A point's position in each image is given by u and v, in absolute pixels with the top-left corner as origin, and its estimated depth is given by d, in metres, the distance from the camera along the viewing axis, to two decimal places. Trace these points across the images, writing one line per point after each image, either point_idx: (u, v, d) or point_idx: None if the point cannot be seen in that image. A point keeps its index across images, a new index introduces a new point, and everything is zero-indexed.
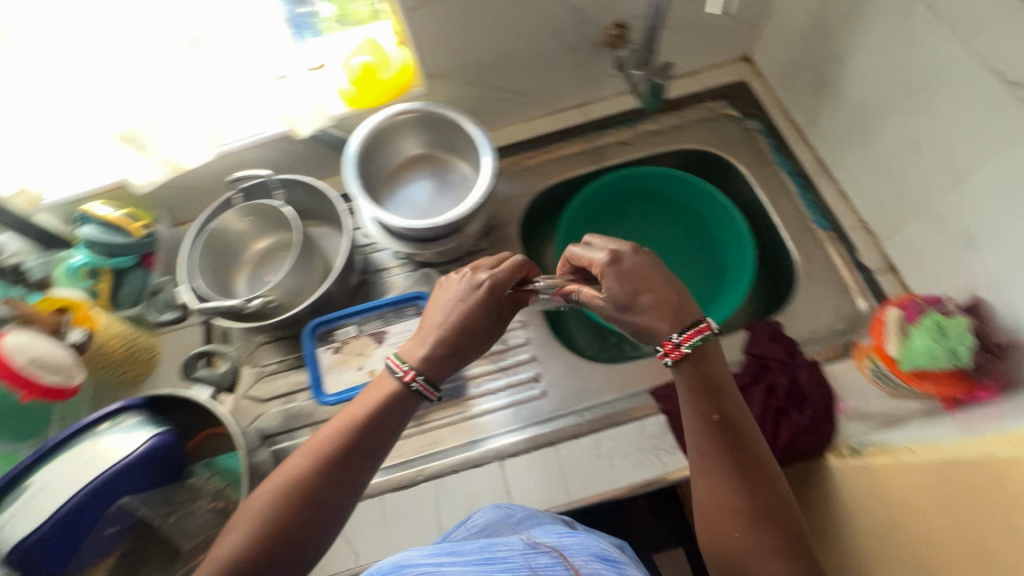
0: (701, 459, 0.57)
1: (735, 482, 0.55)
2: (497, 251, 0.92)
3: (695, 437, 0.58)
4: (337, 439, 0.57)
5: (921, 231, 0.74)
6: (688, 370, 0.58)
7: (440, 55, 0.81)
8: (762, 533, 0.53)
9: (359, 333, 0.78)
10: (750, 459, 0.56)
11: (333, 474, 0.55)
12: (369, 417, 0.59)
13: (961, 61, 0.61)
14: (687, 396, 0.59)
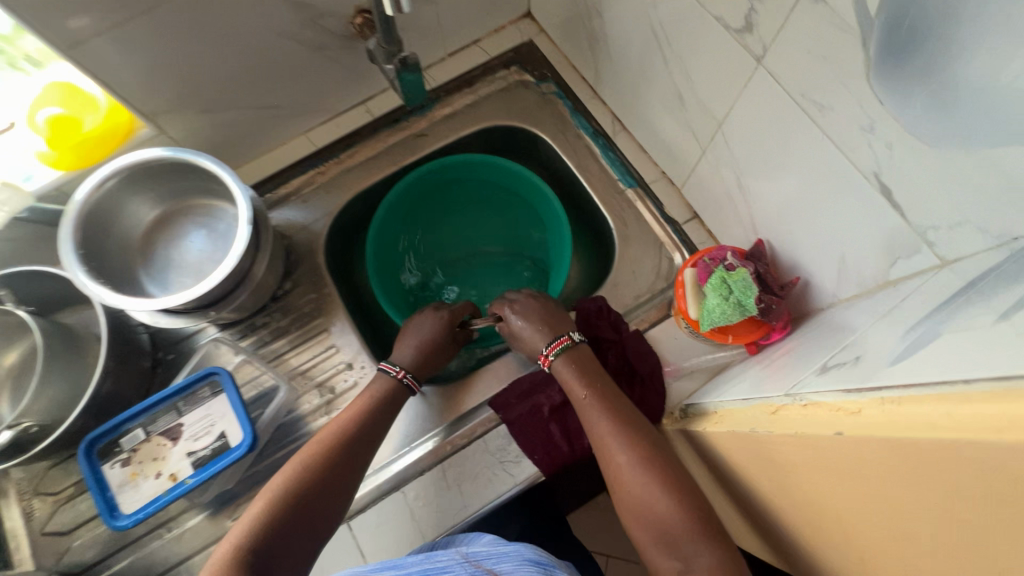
0: (597, 428, 0.63)
1: (620, 443, 0.60)
2: (306, 289, 0.82)
3: (587, 412, 0.64)
4: (352, 437, 0.64)
5: (707, 178, 0.73)
6: (566, 371, 0.68)
7: (152, 88, 0.67)
8: (653, 479, 0.56)
9: (148, 436, 0.67)
10: (634, 422, 0.62)
11: (339, 472, 0.61)
12: (385, 414, 0.69)
13: (689, 9, 0.58)
14: (573, 384, 0.67)
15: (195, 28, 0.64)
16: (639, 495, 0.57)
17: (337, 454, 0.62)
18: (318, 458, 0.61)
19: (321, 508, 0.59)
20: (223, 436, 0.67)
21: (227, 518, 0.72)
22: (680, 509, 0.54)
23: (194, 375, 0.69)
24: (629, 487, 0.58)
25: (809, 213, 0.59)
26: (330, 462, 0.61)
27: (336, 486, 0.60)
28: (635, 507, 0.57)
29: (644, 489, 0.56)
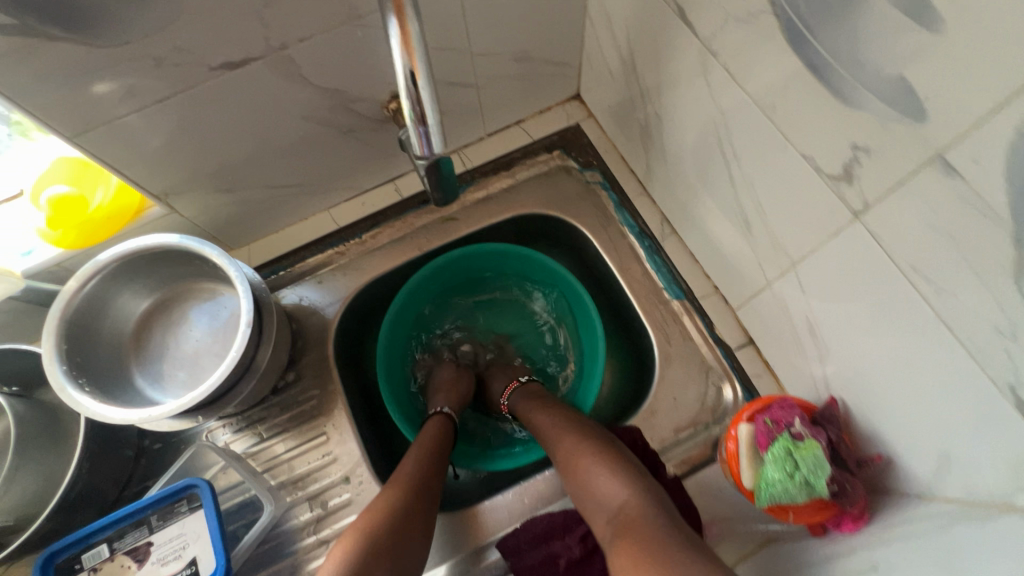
0: (546, 426, 0.67)
1: (558, 433, 0.64)
2: (309, 384, 0.75)
3: (533, 414, 0.69)
4: (434, 471, 0.61)
5: (769, 310, 0.64)
6: (519, 393, 0.74)
7: (165, 170, 0.62)
8: (588, 454, 0.59)
9: (113, 554, 0.60)
10: (586, 428, 0.63)
11: (425, 504, 0.57)
12: (450, 452, 0.66)
13: (770, 138, 0.49)
14: (524, 403, 0.72)
15: (215, 115, 0.59)
16: (580, 470, 0.58)
17: (424, 486, 0.58)
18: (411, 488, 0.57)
19: (411, 545, 0.53)
20: (192, 563, 0.60)
21: None
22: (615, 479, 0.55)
23: (172, 487, 0.62)
24: (575, 464, 0.59)
25: (901, 388, 0.49)
26: (421, 492, 0.57)
27: (424, 520, 0.56)
28: (579, 482, 0.58)
29: (579, 463, 0.59)
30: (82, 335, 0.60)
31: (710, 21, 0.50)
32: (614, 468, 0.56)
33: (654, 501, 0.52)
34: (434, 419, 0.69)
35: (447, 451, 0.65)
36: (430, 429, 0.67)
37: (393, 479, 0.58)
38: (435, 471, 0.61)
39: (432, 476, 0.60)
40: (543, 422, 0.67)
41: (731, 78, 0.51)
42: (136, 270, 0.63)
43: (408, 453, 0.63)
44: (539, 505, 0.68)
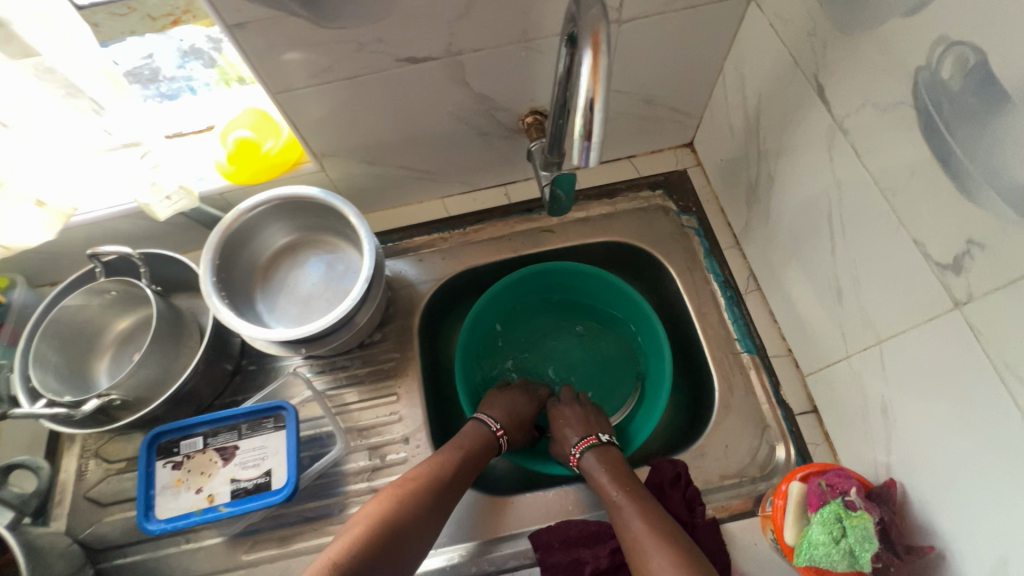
0: (627, 529, 0.62)
1: (647, 549, 0.59)
2: (390, 348, 0.82)
3: (610, 493, 0.66)
4: (450, 475, 0.67)
5: (842, 381, 0.65)
6: (594, 464, 0.70)
7: (330, 135, 0.72)
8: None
9: (205, 447, 0.68)
10: (675, 535, 0.60)
11: (437, 504, 0.64)
12: (478, 460, 0.72)
13: (883, 216, 0.52)
14: (603, 482, 0.68)
15: (385, 99, 0.68)
16: None
17: (438, 488, 0.65)
18: (411, 493, 0.64)
19: (404, 553, 0.60)
20: (268, 474, 0.67)
21: (244, 551, 0.71)
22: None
23: (265, 404, 0.70)
24: None
25: (968, 487, 0.49)
26: (433, 489, 0.65)
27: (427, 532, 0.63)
28: None
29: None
30: (232, 256, 0.71)
31: (847, 102, 0.54)
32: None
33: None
34: (474, 432, 0.74)
35: (476, 464, 0.70)
36: (466, 438, 0.73)
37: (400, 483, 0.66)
38: (451, 477, 0.67)
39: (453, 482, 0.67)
40: (625, 514, 0.63)
41: (857, 157, 0.54)
42: (283, 211, 0.73)
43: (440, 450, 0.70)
44: (573, 512, 0.71)
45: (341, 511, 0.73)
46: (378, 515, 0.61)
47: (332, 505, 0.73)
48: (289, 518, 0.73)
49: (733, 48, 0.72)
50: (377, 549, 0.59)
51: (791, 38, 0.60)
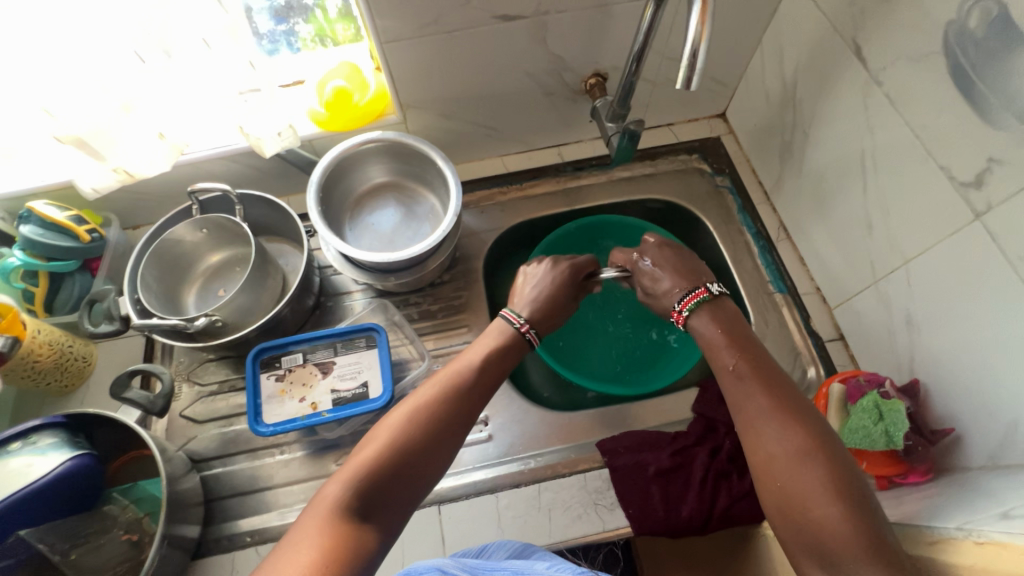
0: (743, 403, 0.56)
1: (765, 421, 0.54)
2: (458, 287, 0.90)
3: (723, 359, 0.60)
4: (475, 374, 0.62)
5: (869, 305, 0.75)
6: (706, 326, 0.64)
7: (419, 87, 0.80)
8: (793, 465, 0.50)
9: (305, 362, 0.75)
10: (798, 406, 0.55)
11: (465, 405, 0.60)
12: (507, 358, 0.66)
13: (913, 151, 0.63)
14: (719, 347, 0.62)
15: (474, 54, 0.77)
16: (782, 476, 0.50)
17: (464, 389, 0.60)
18: (435, 395, 0.59)
19: (434, 456, 0.55)
20: (364, 385, 0.74)
21: (334, 461, 0.78)
22: (838, 510, 0.47)
23: (358, 325, 0.77)
24: (777, 467, 0.51)
25: (983, 372, 0.60)
26: (459, 390, 0.60)
27: (454, 438, 0.57)
28: (788, 489, 0.49)
29: (779, 485, 0.50)
30: (329, 191, 0.78)
31: (884, 57, 0.65)
32: (826, 491, 0.48)
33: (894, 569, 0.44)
34: (498, 325, 0.68)
35: (501, 362, 0.65)
36: (488, 335, 0.67)
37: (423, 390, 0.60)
38: (475, 378, 0.62)
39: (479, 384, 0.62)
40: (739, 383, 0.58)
41: (891, 104, 0.65)
42: (375, 155, 0.81)
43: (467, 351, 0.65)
44: (633, 425, 0.80)
45: None
46: (400, 426, 0.55)
47: None
48: None
49: (772, 23, 0.83)
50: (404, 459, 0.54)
51: (831, 8, 0.71)
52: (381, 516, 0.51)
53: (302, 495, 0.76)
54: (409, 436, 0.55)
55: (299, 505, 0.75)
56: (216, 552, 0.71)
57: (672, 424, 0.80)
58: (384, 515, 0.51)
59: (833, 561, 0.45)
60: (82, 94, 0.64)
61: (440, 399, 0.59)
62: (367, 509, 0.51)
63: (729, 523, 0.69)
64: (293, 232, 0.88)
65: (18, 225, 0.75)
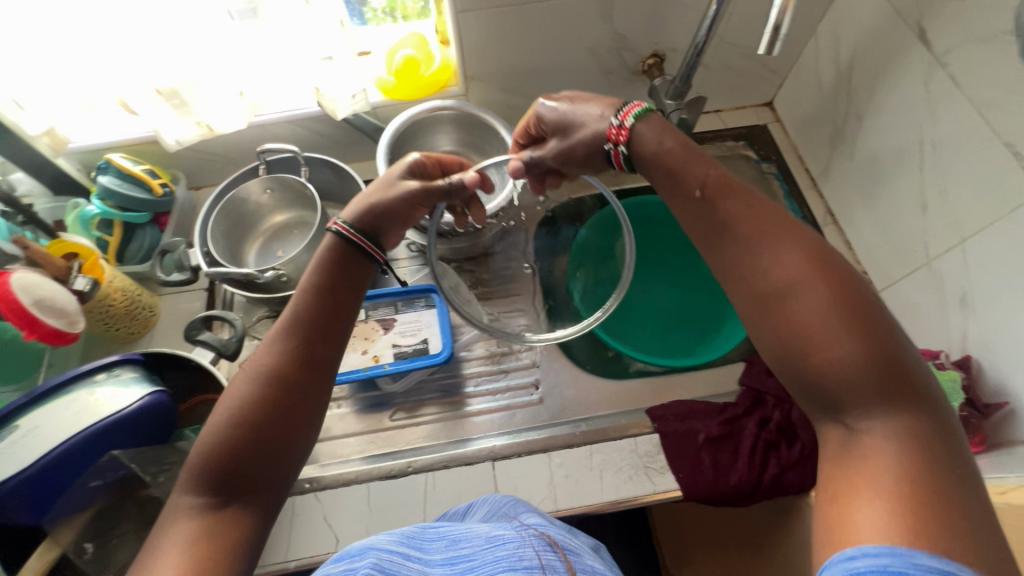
0: (722, 239, 0.48)
1: (759, 256, 0.45)
2: (507, 258, 0.93)
3: (684, 183, 0.51)
4: (311, 312, 0.52)
5: (920, 286, 0.77)
6: (652, 137, 0.53)
7: (486, 59, 0.83)
8: (791, 299, 0.43)
9: (367, 318, 0.78)
10: (782, 224, 0.46)
11: (311, 347, 0.51)
12: (347, 272, 0.55)
13: (977, 130, 0.65)
14: (672, 169, 0.52)
15: (542, 28, 0.80)
16: (774, 315, 0.43)
17: (308, 330, 0.51)
18: (275, 356, 0.49)
19: (295, 411, 0.48)
20: (425, 341, 0.76)
21: (389, 416, 0.81)
22: (849, 336, 0.40)
23: (417, 286, 0.80)
24: (768, 304, 0.44)
25: None
26: (303, 336, 0.51)
27: (312, 383, 0.50)
28: (782, 326, 0.43)
29: (780, 327, 0.43)
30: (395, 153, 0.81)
31: (950, 40, 0.67)
32: (832, 317, 0.41)
33: (917, 397, 0.39)
34: (324, 246, 0.56)
35: (343, 278, 0.54)
36: (313, 260, 0.55)
37: (257, 354, 0.50)
38: (312, 315, 0.52)
39: (328, 318, 0.52)
40: (703, 220, 0.49)
41: (955, 84, 0.67)
42: (441, 122, 0.84)
43: (298, 286, 0.53)
44: (680, 394, 0.82)
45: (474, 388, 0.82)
46: (240, 402, 0.46)
47: (466, 382, 0.84)
48: (430, 392, 0.83)
49: (829, 11, 0.85)
50: (252, 439, 0.46)
51: None
52: (247, 501, 0.44)
53: (358, 447, 0.79)
54: (256, 411, 0.46)
55: (355, 456, 0.77)
56: None
57: (719, 396, 0.81)
58: (254, 497, 0.45)
59: (848, 401, 0.40)
60: (178, 46, 0.66)
61: (278, 357, 0.49)
62: (227, 498, 0.44)
63: (778, 491, 0.70)
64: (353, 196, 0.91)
65: (98, 175, 0.79)
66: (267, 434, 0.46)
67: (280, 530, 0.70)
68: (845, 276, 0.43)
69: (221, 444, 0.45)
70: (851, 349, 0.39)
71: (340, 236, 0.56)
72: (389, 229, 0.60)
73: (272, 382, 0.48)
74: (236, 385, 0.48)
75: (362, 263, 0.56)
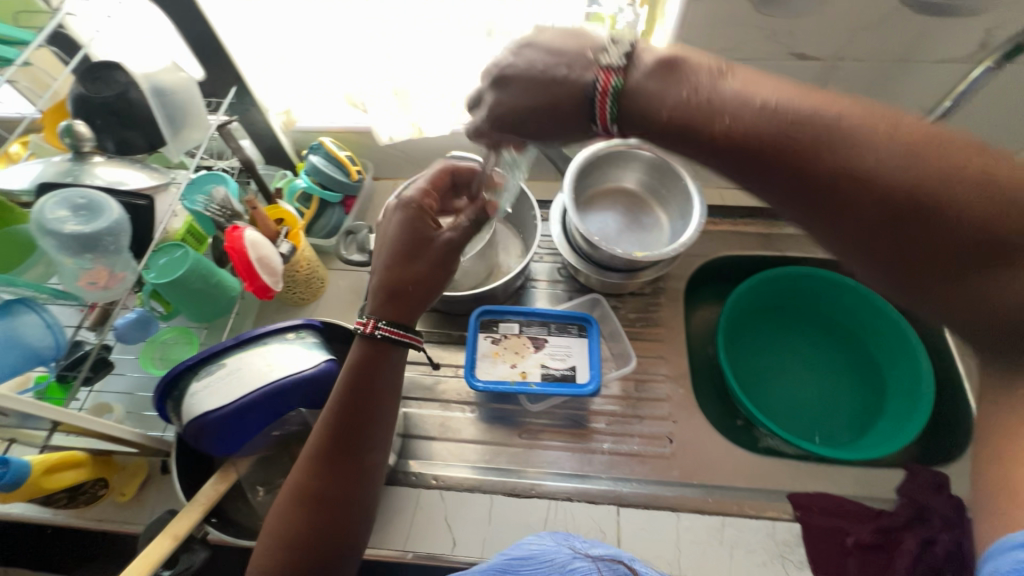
0: (793, 185, 0.39)
1: (869, 206, 0.36)
2: (655, 301, 0.92)
3: (721, 117, 0.41)
4: (342, 427, 0.58)
5: None
6: (652, 78, 0.45)
7: None
8: (921, 216, 0.34)
9: (520, 333, 0.79)
10: (848, 124, 0.37)
11: (346, 458, 0.58)
12: (379, 377, 0.60)
13: None
14: (659, 95, 0.45)
15: None
16: (891, 252, 0.37)
17: (342, 442, 0.58)
18: (312, 478, 0.56)
19: (340, 520, 0.56)
20: (573, 368, 0.77)
21: (516, 433, 0.80)
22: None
23: (573, 312, 0.81)
24: (877, 243, 0.37)
25: None
26: (338, 448, 0.58)
27: (348, 497, 0.57)
28: (918, 252, 0.35)
29: (915, 239, 0.35)
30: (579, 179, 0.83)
31: None
32: (981, 221, 0.33)
33: None
34: (354, 356, 0.61)
35: (371, 384, 0.59)
36: (342, 369, 0.60)
37: (296, 475, 0.57)
38: (345, 425, 0.58)
39: (360, 426, 0.59)
40: (777, 154, 0.38)
41: None
42: (626, 160, 0.85)
43: (331, 396, 0.59)
44: (825, 487, 0.76)
45: (605, 426, 0.81)
46: (288, 532, 0.54)
47: (596, 418, 0.82)
48: (558, 418, 0.82)
49: None
50: (306, 554, 0.54)
51: None
52: None
53: (481, 455, 0.79)
54: (303, 534, 0.54)
55: (477, 464, 0.78)
56: (402, 484, 0.75)
57: (871, 500, 0.74)
58: None
59: None
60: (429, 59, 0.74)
61: (316, 481, 0.56)
62: None
63: None
64: (519, 213, 0.94)
65: (309, 154, 0.88)
66: (318, 548, 0.54)
67: (404, 519, 0.72)
68: (986, 169, 0.34)
69: (274, 569, 0.53)
70: (1017, 282, 0.33)
71: (386, 340, 0.60)
72: (408, 303, 0.61)
73: (315, 503, 0.56)
74: (278, 516, 0.56)
75: (390, 358, 0.61)
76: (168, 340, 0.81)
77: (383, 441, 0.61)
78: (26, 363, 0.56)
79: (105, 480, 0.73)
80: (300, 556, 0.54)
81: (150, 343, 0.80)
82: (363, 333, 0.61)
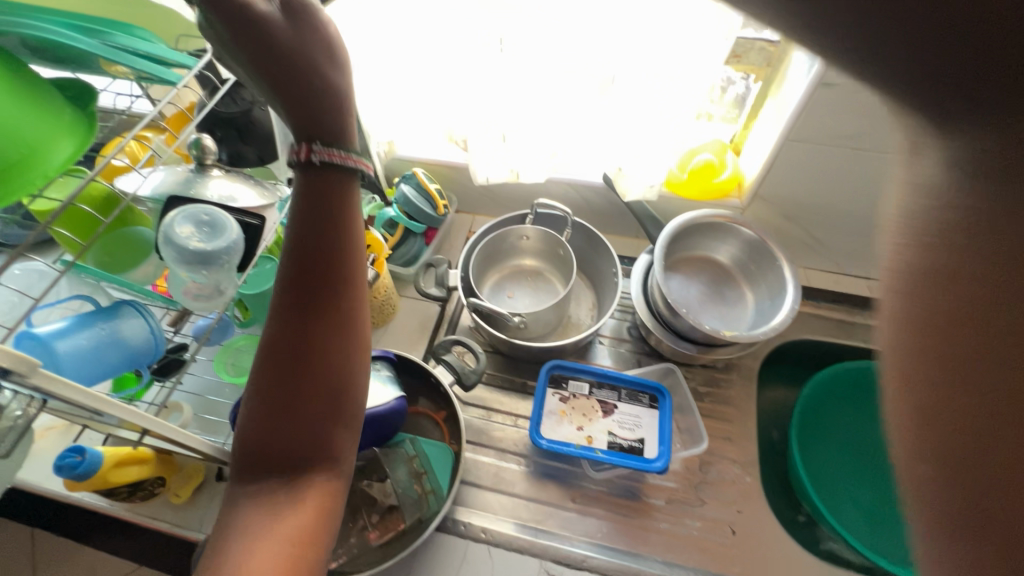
0: None
1: None
2: (727, 377, 0.89)
3: None
4: (307, 258, 0.49)
5: None
6: None
7: (786, 187, 0.82)
8: None
9: (589, 394, 0.78)
10: None
11: (318, 294, 0.49)
12: (336, 195, 0.50)
13: None
14: None
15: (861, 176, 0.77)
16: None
17: (310, 278, 0.49)
18: (282, 323, 0.48)
19: (322, 366, 0.48)
20: (641, 441, 0.74)
21: (571, 496, 0.77)
22: None
23: (646, 381, 0.78)
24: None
25: None
26: (306, 285, 0.49)
27: (322, 346, 0.48)
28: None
29: None
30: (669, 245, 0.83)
31: None
32: None
33: None
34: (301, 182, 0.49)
35: (325, 207, 0.49)
36: (292, 196, 0.50)
37: (269, 325, 0.49)
38: (309, 258, 0.49)
39: (323, 257, 0.49)
40: None
41: None
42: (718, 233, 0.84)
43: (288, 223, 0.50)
44: None
45: (664, 503, 0.77)
46: (265, 390, 0.47)
47: (655, 493, 0.78)
48: (613, 486, 0.79)
49: None
50: (289, 411, 0.46)
51: None
52: (315, 470, 0.47)
53: (532, 514, 0.76)
54: (281, 391, 0.47)
55: (525, 521, 0.75)
56: (451, 533, 0.73)
57: None
58: (321, 464, 0.47)
59: None
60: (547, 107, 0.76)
61: (287, 326, 0.48)
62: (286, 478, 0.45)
63: None
64: (596, 266, 0.93)
65: (401, 182, 0.90)
66: (300, 401, 0.47)
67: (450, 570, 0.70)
68: None
69: (259, 432, 0.46)
70: None
71: (325, 164, 0.48)
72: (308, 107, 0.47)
73: (286, 353, 0.47)
74: (254, 378, 0.48)
75: (342, 181, 0.51)
76: (240, 348, 0.81)
77: (362, 281, 0.52)
78: (124, 365, 0.57)
79: (164, 479, 0.73)
80: (281, 414, 0.46)
81: (224, 349, 0.80)
82: (297, 161, 0.49)
